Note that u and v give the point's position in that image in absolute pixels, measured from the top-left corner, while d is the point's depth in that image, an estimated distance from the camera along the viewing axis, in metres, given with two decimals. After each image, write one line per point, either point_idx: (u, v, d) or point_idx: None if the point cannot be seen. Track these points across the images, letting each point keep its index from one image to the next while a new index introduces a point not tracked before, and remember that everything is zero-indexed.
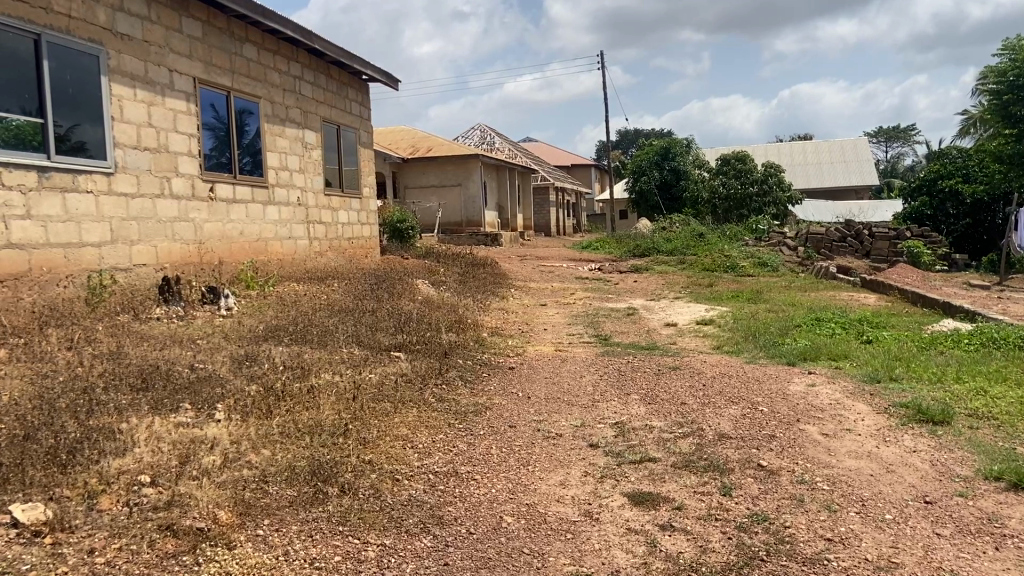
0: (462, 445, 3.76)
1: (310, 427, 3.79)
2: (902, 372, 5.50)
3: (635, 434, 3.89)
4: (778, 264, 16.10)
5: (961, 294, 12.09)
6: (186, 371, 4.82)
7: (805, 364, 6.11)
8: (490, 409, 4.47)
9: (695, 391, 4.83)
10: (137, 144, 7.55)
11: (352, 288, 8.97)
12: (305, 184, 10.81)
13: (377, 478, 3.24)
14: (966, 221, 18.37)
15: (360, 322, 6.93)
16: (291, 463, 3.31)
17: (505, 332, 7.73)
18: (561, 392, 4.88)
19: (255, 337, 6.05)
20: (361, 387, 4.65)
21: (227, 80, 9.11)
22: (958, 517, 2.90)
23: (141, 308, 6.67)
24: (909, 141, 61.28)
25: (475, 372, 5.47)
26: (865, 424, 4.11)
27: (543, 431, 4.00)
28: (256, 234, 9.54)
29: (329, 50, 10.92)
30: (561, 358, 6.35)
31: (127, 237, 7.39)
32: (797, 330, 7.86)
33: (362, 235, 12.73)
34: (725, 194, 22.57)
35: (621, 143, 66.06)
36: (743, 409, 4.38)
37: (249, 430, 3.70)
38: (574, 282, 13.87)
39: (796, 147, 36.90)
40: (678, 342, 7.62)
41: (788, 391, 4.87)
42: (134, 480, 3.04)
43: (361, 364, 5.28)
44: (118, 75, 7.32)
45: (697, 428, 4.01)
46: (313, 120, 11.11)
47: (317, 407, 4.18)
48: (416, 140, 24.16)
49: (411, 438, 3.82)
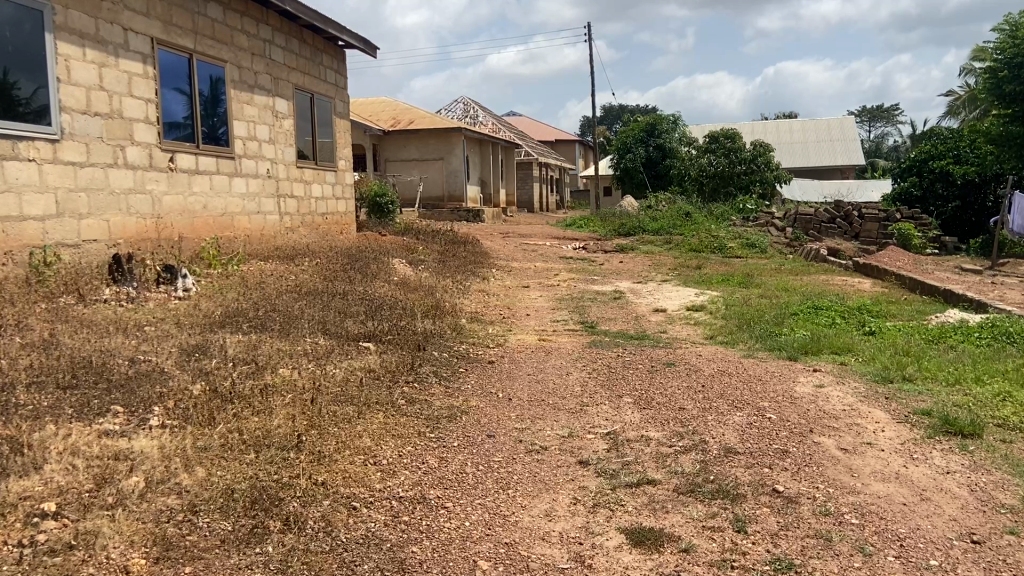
0: (434, 461, 3.27)
1: (257, 439, 3.28)
2: (915, 371, 5.05)
3: (631, 449, 3.43)
4: (766, 246, 15.69)
5: (955, 280, 11.71)
6: (125, 364, 4.28)
7: (807, 359, 5.67)
8: (467, 413, 3.97)
9: (694, 393, 4.35)
10: (87, 109, 6.94)
11: (323, 268, 8.42)
12: (276, 154, 10.21)
13: (331, 507, 2.75)
14: (954, 203, 17.83)
15: (329, 307, 6.39)
16: (229, 486, 2.82)
17: (484, 318, 7.21)
18: (544, 393, 4.40)
19: (209, 323, 5.50)
20: (321, 386, 4.14)
21: (190, 42, 8.44)
22: (1015, 562, 2.46)
23: (88, 289, 6.10)
24: (892, 121, 61.05)
25: (451, 367, 4.96)
26: (887, 437, 3.66)
27: (525, 443, 3.52)
28: (221, 207, 8.95)
29: (302, 13, 10.25)
30: (545, 349, 5.85)
31: (75, 210, 6.79)
32: (793, 319, 7.40)
33: (337, 211, 12.14)
34: (712, 172, 22.06)
35: (606, 119, 65.34)
36: (749, 417, 3.91)
37: (184, 443, 3.19)
38: (558, 262, 13.35)
39: (782, 126, 36.39)
40: (668, 330, 7.18)
41: (797, 394, 4.41)
42: (35, 510, 2.52)
43: (325, 357, 4.77)
44: (65, 33, 6.68)
45: (701, 440, 3.54)
46: (285, 88, 10.47)
47: (268, 411, 3.67)
48: (398, 112, 23.45)
49: (374, 451, 3.33)
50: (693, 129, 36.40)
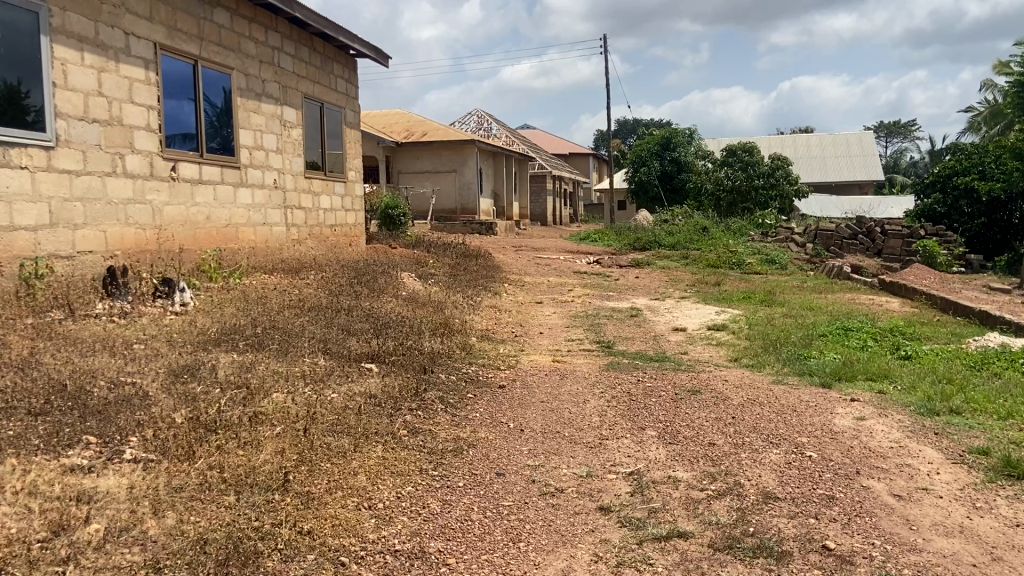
0: (436, 505, 2.91)
1: (239, 477, 2.93)
2: (963, 403, 4.63)
3: (657, 492, 3.06)
4: (786, 262, 15.29)
5: (986, 299, 11.22)
6: (106, 387, 3.95)
7: (841, 386, 5.28)
8: (474, 447, 3.61)
9: (724, 426, 3.97)
10: (84, 115, 6.66)
11: (330, 282, 8.11)
12: (284, 164, 9.92)
13: (316, 563, 2.41)
14: (980, 221, 17.30)
15: (331, 324, 6.05)
16: (203, 536, 2.48)
17: (495, 337, 6.84)
18: (559, 423, 4.03)
19: (203, 341, 5.18)
20: (315, 414, 3.79)
21: (195, 48, 8.17)
22: None
23: (79, 303, 5.82)
24: (910, 136, 60.42)
25: (459, 392, 4.59)
26: (944, 481, 3.27)
27: (539, 484, 3.15)
28: (225, 218, 8.66)
29: (312, 20, 10.00)
30: (559, 372, 5.47)
31: (69, 220, 6.50)
32: (822, 341, 6.99)
33: (346, 222, 11.83)
34: (729, 186, 21.66)
35: (621, 132, 65.15)
36: (788, 455, 3.53)
37: (158, 482, 2.85)
38: (572, 277, 12.98)
39: (799, 141, 35.95)
40: (690, 351, 6.81)
41: (836, 429, 4.01)
42: None
43: (323, 380, 4.42)
44: (63, 36, 6.41)
45: (735, 483, 3.16)
46: (293, 96, 10.19)
47: (255, 444, 3.32)
48: (411, 124, 23.21)
49: (369, 493, 2.98)
50: (708, 143, 36.00)
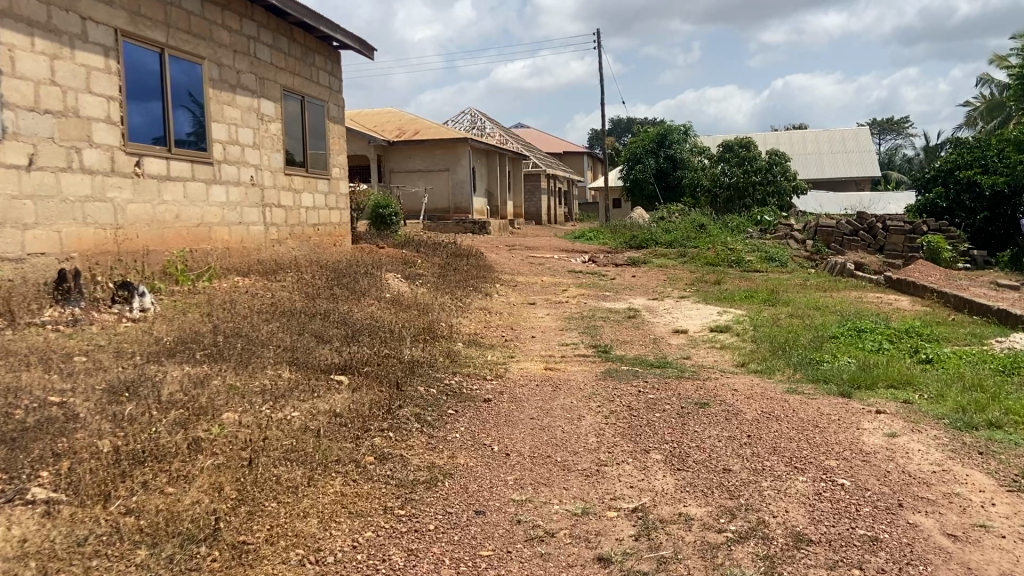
0: (398, 558, 2.39)
1: (161, 525, 2.42)
2: (1000, 414, 4.13)
3: (665, 536, 2.55)
4: (786, 259, 14.80)
5: (996, 296, 10.71)
6: (26, 408, 3.40)
7: (858, 394, 4.79)
8: (451, 477, 3.10)
9: (739, 447, 3.47)
10: (35, 106, 6.12)
11: (306, 284, 7.58)
12: (261, 160, 9.39)
13: None
14: (983, 215, 16.56)
15: (303, 330, 5.54)
16: None
17: (483, 342, 6.32)
18: (550, 446, 3.51)
19: (156, 352, 4.65)
20: (268, 438, 3.27)
21: (161, 35, 7.61)
22: None
23: (24, 309, 5.30)
24: (904, 133, 60.10)
25: (438, 408, 4.09)
26: (1003, 516, 2.77)
27: (524, 525, 2.65)
28: (196, 217, 8.12)
29: (291, 9, 9.47)
30: (551, 381, 4.97)
31: (18, 219, 5.98)
32: (834, 344, 6.47)
33: (330, 221, 11.29)
34: (726, 182, 21.17)
35: (616, 130, 64.68)
36: (817, 485, 3.02)
37: (59, 534, 2.33)
38: (567, 277, 12.47)
39: (796, 136, 35.52)
40: (692, 356, 6.32)
41: (869, 449, 3.50)
42: None
43: (284, 396, 3.91)
44: (9, 19, 5.89)
45: (759, 523, 2.65)
46: (271, 88, 9.64)
47: (191, 481, 2.80)
48: (401, 122, 22.67)
49: (319, 542, 2.47)
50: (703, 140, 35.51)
